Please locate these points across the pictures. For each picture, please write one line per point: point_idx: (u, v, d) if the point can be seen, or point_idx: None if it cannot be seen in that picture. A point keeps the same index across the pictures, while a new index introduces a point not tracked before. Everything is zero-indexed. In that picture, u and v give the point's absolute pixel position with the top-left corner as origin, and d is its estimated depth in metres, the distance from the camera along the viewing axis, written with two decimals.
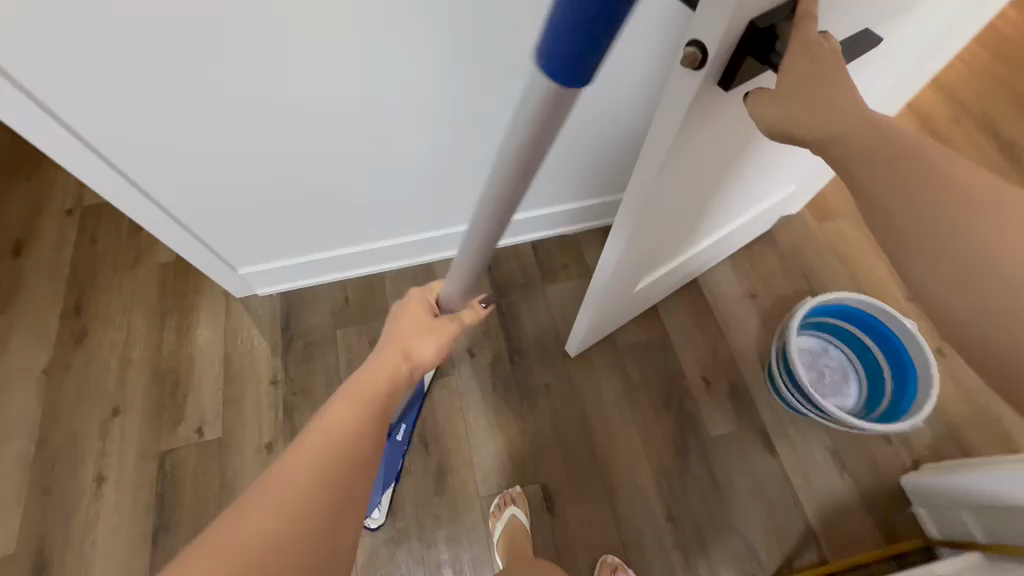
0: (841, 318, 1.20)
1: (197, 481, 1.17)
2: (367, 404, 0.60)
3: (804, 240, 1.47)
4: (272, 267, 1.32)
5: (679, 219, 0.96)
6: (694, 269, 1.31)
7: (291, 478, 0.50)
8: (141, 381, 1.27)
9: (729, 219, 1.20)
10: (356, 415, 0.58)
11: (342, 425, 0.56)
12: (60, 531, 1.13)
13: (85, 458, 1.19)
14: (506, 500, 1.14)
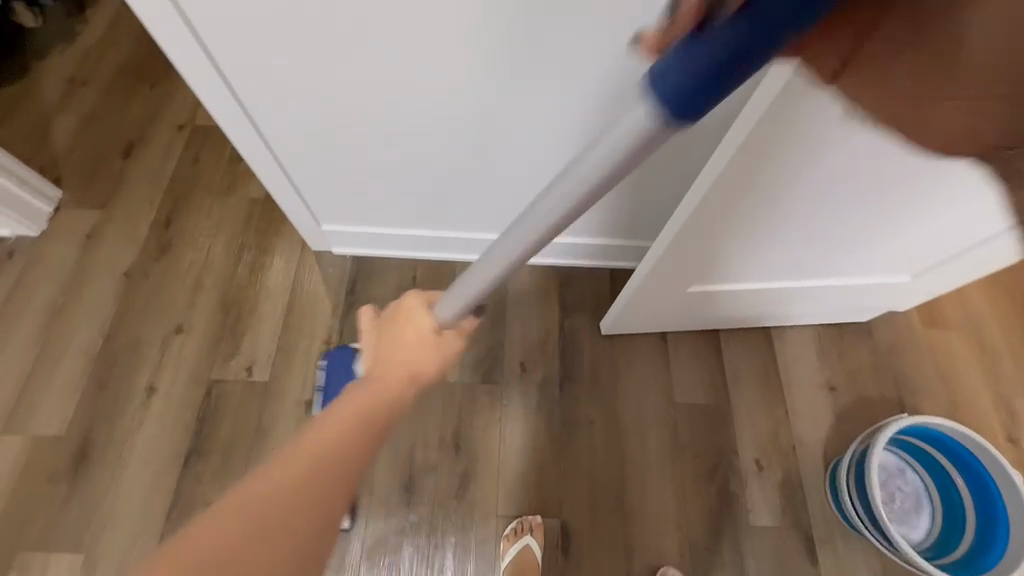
0: (931, 444, 1.09)
1: (236, 416, 1.20)
2: (384, 399, 0.55)
3: (904, 343, 1.34)
4: (352, 232, 1.32)
5: (758, 223, 0.92)
6: (764, 313, 1.24)
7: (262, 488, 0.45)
8: (208, 305, 1.31)
9: (820, 270, 1.12)
10: (372, 405, 0.53)
11: (351, 416, 0.51)
12: (102, 428, 1.17)
13: (142, 365, 1.23)
14: (524, 527, 1.11)
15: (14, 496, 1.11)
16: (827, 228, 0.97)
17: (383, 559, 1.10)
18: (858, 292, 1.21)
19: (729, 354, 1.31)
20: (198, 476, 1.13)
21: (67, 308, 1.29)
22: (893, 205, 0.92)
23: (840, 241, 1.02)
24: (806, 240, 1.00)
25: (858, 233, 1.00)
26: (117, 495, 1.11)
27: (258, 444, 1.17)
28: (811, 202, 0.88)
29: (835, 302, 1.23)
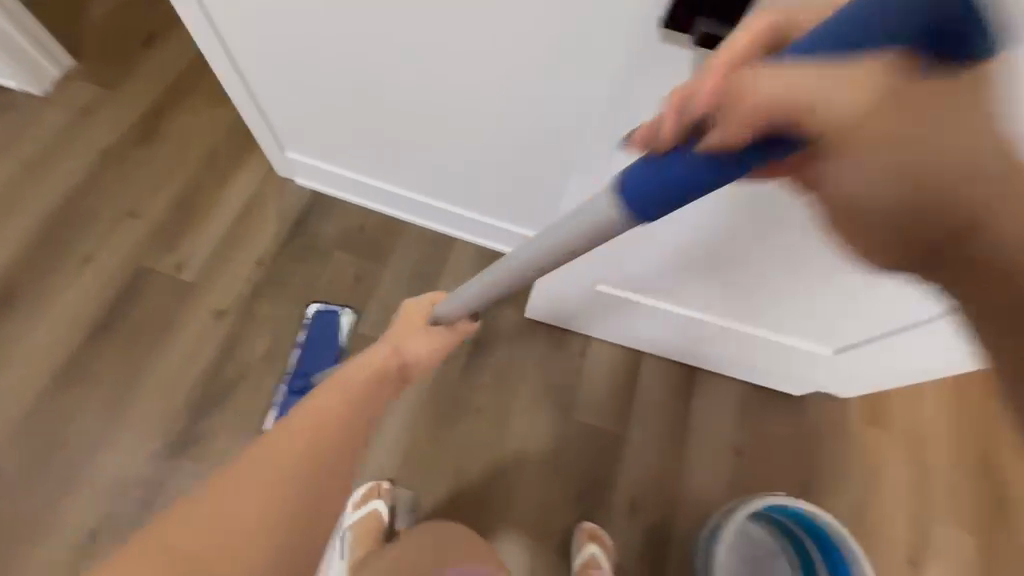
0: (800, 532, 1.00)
1: (152, 306, 1.24)
2: (315, 456, 0.59)
3: (830, 431, 1.26)
4: (311, 163, 1.34)
5: (664, 231, 0.86)
6: (686, 342, 1.18)
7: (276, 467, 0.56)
8: (166, 198, 1.36)
9: (738, 311, 1.03)
10: (300, 455, 0.58)
11: (281, 477, 0.56)
12: (31, 281, 1.24)
13: (86, 236, 1.30)
14: (373, 491, 1.09)
15: None
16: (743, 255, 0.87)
17: None
18: (782, 357, 1.13)
19: (643, 387, 1.26)
20: (99, 350, 1.18)
21: (42, 167, 1.37)
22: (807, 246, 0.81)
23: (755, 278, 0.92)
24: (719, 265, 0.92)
25: (778, 275, 0.89)
26: (21, 345, 1.17)
27: (161, 339, 1.21)
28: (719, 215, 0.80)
29: (760, 357, 1.15)
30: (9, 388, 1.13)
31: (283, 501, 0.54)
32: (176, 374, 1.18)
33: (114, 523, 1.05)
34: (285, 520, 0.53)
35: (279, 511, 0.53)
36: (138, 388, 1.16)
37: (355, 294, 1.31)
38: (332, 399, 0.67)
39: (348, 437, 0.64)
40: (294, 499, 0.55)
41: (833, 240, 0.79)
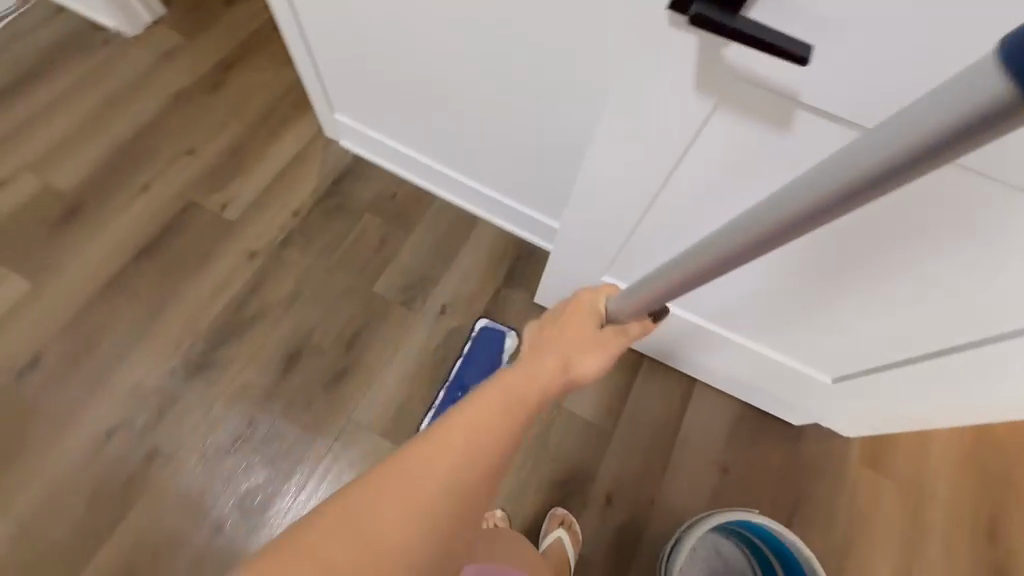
0: (766, 548, 1.03)
1: (194, 239, 1.34)
2: (470, 458, 0.48)
3: (826, 465, 1.23)
4: (354, 129, 1.42)
5: (660, 230, 0.86)
6: (682, 347, 1.19)
7: (431, 483, 0.45)
8: (221, 144, 1.47)
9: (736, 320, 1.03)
10: (461, 469, 0.47)
11: (432, 488, 0.45)
12: (94, 200, 1.36)
13: (148, 168, 1.42)
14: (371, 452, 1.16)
15: (6, 220, 1.31)
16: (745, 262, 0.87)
17: (240, 405, 1.18)
18: (780, 378, 1.12)
19: (638, 389, 1.27)
20: (141, 270, 1.29)
21: (120, 102, 1.50)
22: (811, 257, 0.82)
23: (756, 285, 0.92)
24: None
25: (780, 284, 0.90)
26: (76, 255, 1.29)
27: (197, 269, 1.30)
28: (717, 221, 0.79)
29: (753, 373, 1.15)
30: (59, 290, 1.25)
31: (436, 515, 0.45)
32: (206, 302, 1.27)
33: (130, 426, 1.14)
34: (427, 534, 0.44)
35: (425, 537, 0.44)
36: (170, 310, 1.25)
37: (377, 255, 1.37)
38: (492, 399, 0.53)
39: (502, 440, 0.51)
40: (440, 509, 0.45)
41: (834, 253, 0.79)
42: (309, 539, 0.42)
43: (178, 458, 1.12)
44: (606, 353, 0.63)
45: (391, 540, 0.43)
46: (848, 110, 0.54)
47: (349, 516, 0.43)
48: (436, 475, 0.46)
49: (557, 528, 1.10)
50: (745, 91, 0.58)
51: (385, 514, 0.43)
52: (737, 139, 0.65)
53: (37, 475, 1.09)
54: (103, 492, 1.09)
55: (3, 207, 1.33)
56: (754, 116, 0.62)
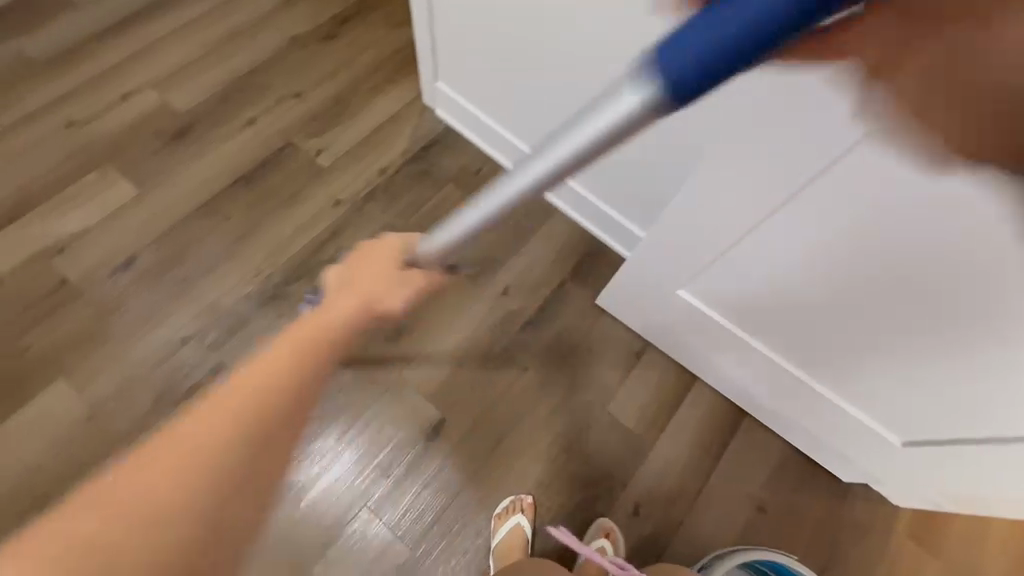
0: None
1: (285, 177, 1.40)
2: (265, 393, 0.49)
3: (867, 528, 1.17)
4: (453, 100, 1.45)
5: (761, 252, 0.86)
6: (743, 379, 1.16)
7: (193, 439, 0.46)
8: (326, 93, 1.53)
9: (810, 363, 0.99)
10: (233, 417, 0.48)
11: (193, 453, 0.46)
12: (204, 125, 1.44)
13: (256, 103, 1.49)
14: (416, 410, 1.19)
15: (124, 128, 1.41)
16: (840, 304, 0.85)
17: None
18: (843, 434, 1.06)
19: (684, 408, 1.25)
20: (234, 197, 1.36)
21: (241, 37, 1.58)
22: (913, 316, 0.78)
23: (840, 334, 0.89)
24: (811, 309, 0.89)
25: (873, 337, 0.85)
26: (181, 172, 1.37)
27: (284, 206, 1.36)
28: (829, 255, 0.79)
29: (817, 422, 1.09)
30: (160, 202, 1.33)
31: (216, 462, 0.46)
32: (287, 239, 1.33)
33: (200, 340, 1.21)
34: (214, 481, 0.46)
35: (184, 505, 0.44)
36: (254, 239, 1.32)
37: None
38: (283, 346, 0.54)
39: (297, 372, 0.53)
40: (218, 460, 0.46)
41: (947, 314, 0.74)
42: (54, 521, 0.43)
43: None
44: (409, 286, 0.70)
45: (146, 496, 0.44)
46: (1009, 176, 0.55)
47: (101, 488, 0.44)
48: (193, 434, 0.47)
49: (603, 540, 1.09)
50: None
51: (137, 482, 0.45)
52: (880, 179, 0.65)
53: (114, 366, 1.17)
54: (167, 394, 1.16)
55: (123, 116, 1.42)
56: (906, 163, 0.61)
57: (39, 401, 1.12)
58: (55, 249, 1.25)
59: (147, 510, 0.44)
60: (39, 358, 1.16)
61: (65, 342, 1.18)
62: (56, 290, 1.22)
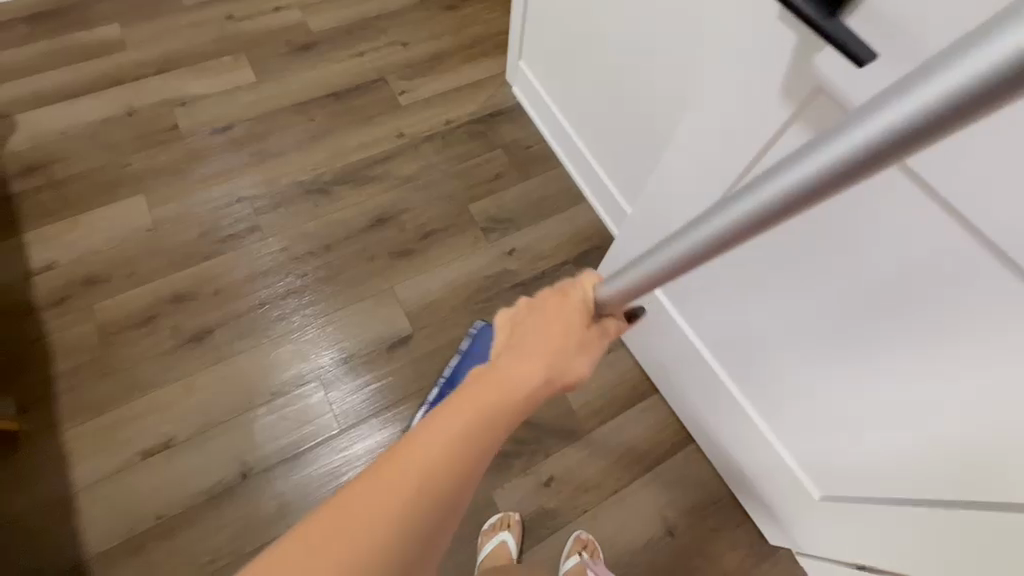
0: None
1: (369, 103, 1.62)
2: (504, 386, 0.49)
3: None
4: (528, 79, 1.59)
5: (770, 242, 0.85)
6: (694, 398, 1.17)
7: (437, 444, 0.45)
8: (428, 49, 1.75)
9: (763, 382, 0.99)
10: (432, 475, 0.43)
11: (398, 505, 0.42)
12: (323, 46, 1.71)
13: (369, 42, 1.73)
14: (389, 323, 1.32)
15: (266, 31, 1.71)
16: (793, 316, 0.88)
17: (327, 232, 1.41)
18: (761, 471, 1.08)
19: (631, 412, 1.26)
20: (324, 106, 1.60)
21: None
22: (817, 345, 0.86)
23: (804, 349, 0.89)
24: (767, 324, 0.92)
25: (817, 357, 0.87)
26: (292, 75, 1.64)
27: (358, 125, 1.58)
28: (792, 256, 0.83)
29: (755, 461, 1.08)
30: (268, 93, 1.60)
31: (480, 437, 0.46)
32: (349, 150, 1.53)
33: (250, 202, 1.43)
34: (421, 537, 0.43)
35: (437, 484, 0.43)
36: (324, 142, 1.54)
37: (486, 183, 1.53)
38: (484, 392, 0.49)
39: (504, 422, 0.49)
40: (415, 530, 0.42)
41: (886, 327, 0.75)
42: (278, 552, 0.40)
43: (266, 241, 1.38)
44: (590, 338, 0.56)
45: (416, 483, 0.43)
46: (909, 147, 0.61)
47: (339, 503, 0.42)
48: (448, 424, 0.46)
49: (578, 552, 1.10)
50: None
51: (391, 477, 0.43)
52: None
53: (179, 200, 1.41)
54: (207, 233, 1.37)
55: (269, 22, 1.72)
56: None
57: (118, 205, 1.38)
58: (179, 102, 1.55)
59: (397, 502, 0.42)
60: (133, 174, 1.43)
61: (156, 170, 1.44)
62: (167, 131, 1.50)
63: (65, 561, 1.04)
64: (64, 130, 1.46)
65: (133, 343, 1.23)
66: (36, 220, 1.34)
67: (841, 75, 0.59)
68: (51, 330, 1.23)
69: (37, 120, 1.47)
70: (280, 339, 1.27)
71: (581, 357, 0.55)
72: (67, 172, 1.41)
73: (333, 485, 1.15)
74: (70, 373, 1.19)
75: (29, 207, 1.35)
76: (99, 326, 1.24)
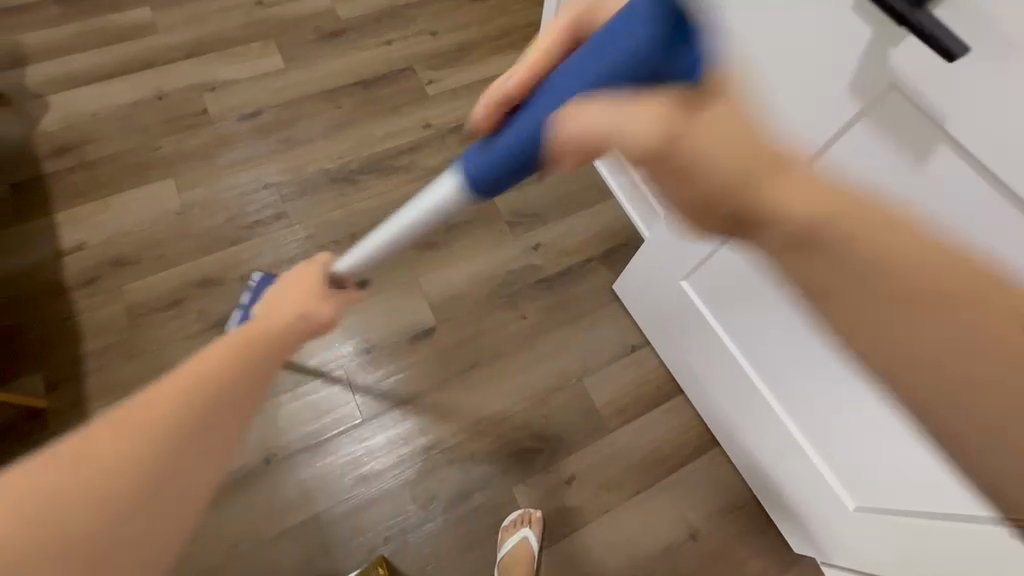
0: None
1: (396, 92, 1.61)
2: (249, 341, 0.52)
3: None
4: None
5: None
6: (723, 401, 1.14)
7: (188, 376, 0.44)
8: (456, 39, 1.73)
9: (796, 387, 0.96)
10: (193, 398, 0.42)
11: (162, 406, 0.40)
12: (351, 34, 1.70)
13: (397, 30, 1.72)
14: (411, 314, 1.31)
15: (295, 17, 1.70)
16: None
17: (352, 220, 1.41)
18: (790, 478, 1.05)
19: (655, 412, 1.24)
20: (351, 95, 1.59)
21: None
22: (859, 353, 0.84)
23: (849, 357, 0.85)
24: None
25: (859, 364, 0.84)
26: (320, 62, 1.63)
27: (385, 113, 1.57)
28: None
29: (783, 466, 1.06)
30: (296, 80, 1.59)
31: (233, 370, 0.47)
32: (376, 140, 1.52)
33: (278, 189, 1.43)
34: (195, 443, 0.41)
35: (195, 410, 0.42)
36: (351, 131, 1.53)
37: None
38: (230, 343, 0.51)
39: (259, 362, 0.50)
40: (176, 444, 0.40)
41: None
42: None
43: (292, 228, 1.38)
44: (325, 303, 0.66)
45: (169, 406, 0.41)
46: (994, 155, 0.60)
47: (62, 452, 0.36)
48: (197, 366, 0.45)
49: None
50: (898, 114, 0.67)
51: (140, 408, 0.40)
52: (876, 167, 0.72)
53: (208, 184, 1.41)
54: (234, 218, 1.37)
55: (298, 8, 1.71)
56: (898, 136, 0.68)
57: (148, 188, 1.39)
58: (208, 86, 1.55)
59: (150, 427, 0.39)
60: (163, 158, 1.43)
61: (185, 154, 1.45)
62: (196, 115, 1.50)
63: None
64: (95, 112, 1.47)
65: (160, 325, 1.24)
66: (67, 200, 1.35)
67: (925, 68, 0.62)
68: (81, 309, 1.24)
69: (70, 101, 1.48)
70: None
71: (324, 305, 0.65)
72: (98, 153, 1.42)
73: (354, 475, 1.14)
74: (98, 353, 1.20)
75: (61, 187, 1.37)
76: (127, 307, 1.25)
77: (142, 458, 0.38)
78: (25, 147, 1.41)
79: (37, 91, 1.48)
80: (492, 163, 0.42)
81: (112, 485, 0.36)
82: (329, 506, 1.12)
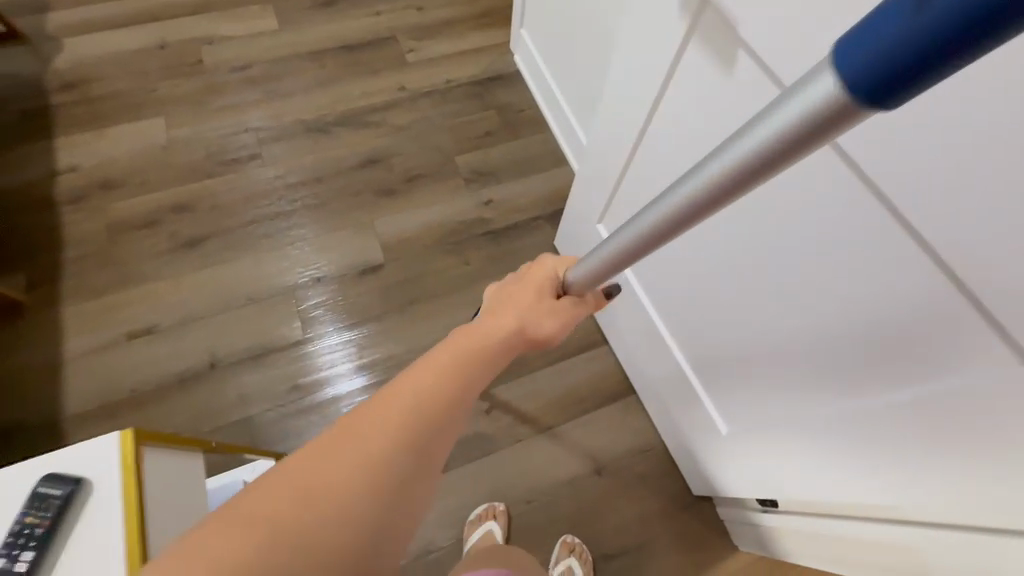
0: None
1: (378, 57, 1.73)
2: (467, 333, 0.54)
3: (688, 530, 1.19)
4: (527, 47, 1.67)
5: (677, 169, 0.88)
6: (634, 341, 1.21)
7: (438, 363, 0.49)
8: (440, 14, 1.85)
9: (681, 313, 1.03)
10: (448, 380, 0.47)
11: (431, 380, 0.46)
12: (343, 3, 1.83)
13: (386, 3, 1.84)
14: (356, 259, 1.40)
15: None
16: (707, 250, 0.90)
17: (323, 166, 1.53)
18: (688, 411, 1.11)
19: (579, 358, 1.32)
20: (336, 57, 1.72)
21: None
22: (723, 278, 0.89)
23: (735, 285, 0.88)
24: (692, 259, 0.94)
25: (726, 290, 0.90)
26: (310, 27, 1.77)
27: (364, 75, 1.69)
28: None
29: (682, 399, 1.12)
30: (286, 41, 1.73)
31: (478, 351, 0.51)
32: (353, 97, 1.65)
33: (257, 133, 1.56)
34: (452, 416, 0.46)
35: (454, 389, 0.47)
36: (331, 89, 1.66)
37: (476, 139, 1.62)
38: (447, 352, 0.50)
39: (490, 359, 0.52)
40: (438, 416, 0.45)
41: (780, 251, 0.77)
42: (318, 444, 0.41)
43: (265, 168, 1.50)
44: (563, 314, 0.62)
45: (435, 382, 0.46)
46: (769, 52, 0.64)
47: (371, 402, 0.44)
48: (443, 354, 0.50)
49: (567, 557, 1.12)
50: (713, 34, 0.73)
51: (415, 379, 0.46)
52: (703, 82, 0.77)
53: (195, 124, 1.55)
54: (214, 155, 1.50)
55: None
56: (715, 53, 0.74)
57: (140, 123, 1.53)
58: (206, 40, 1.69)
59: (428, 397, 0.45)
60: (157, 99, 1.57)
61: (177, 97, 1.59)
62: (192, 64, 1.65)
63: (46, 418, 1.18)
64: (103, 55, 1.62)
65: (135, 242, 1.36)
66: (67, 129, 1.50)
67: None
68: (67, 222, 1.37)
69: (81, 44, 1.63)
70: (263, 253, 1.38)
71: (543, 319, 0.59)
72: (100, 91, 1.56)
73: (288, 385, 1.25)
74: (77, 259, 1.33)
75: (63, 117, 1.51)
76: (108, 223, 1.38)
77: (400, 438, 0.42)
78: (36, 81, 1.56)
79: (53, 33, 1.64)
80: (896, 47, 0.22)
81: (409, 426, 0.43)
82: (262, 411, 1.23)
